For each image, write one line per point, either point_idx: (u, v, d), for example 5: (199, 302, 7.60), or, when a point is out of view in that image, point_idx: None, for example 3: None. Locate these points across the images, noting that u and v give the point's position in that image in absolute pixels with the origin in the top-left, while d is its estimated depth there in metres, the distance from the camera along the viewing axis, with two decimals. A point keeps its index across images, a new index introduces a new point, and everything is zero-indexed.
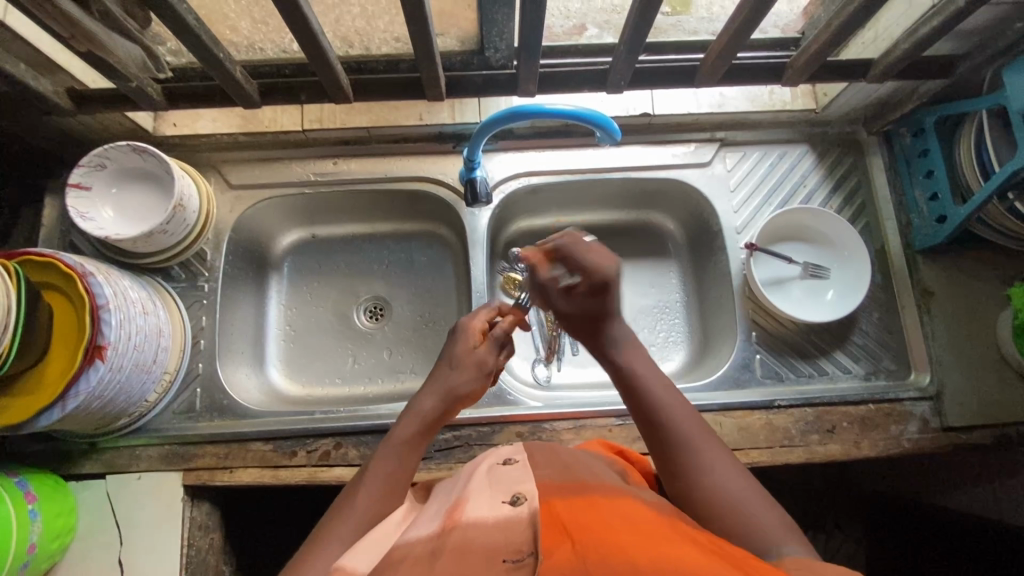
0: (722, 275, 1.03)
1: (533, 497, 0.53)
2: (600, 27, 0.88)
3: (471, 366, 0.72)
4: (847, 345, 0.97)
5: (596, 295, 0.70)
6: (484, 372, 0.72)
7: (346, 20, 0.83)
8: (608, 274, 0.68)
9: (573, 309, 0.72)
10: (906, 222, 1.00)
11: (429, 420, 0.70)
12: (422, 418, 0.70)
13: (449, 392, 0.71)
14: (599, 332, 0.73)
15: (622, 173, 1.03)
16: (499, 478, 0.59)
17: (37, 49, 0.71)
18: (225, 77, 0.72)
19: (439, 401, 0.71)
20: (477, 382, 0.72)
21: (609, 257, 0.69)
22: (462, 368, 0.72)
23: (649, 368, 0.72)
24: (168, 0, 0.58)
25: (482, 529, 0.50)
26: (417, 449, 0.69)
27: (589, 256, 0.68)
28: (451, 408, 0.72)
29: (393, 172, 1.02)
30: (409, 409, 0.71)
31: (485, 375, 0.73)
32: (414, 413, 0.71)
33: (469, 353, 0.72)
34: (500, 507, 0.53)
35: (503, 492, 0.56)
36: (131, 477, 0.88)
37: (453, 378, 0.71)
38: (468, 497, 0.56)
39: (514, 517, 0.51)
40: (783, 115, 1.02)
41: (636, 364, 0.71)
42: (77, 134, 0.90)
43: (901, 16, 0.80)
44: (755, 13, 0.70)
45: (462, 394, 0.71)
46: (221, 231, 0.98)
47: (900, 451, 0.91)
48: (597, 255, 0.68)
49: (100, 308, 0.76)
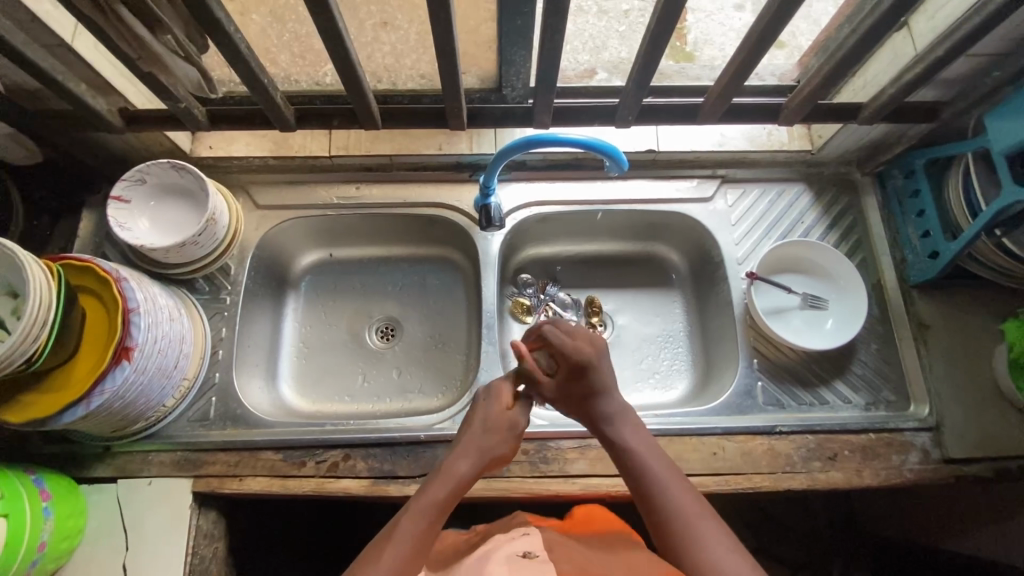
0: (723, 304, 1.06)
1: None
2: (608, 72, 0.95)
3: (502, 427, 0.77)
4: (846, 375, 0.99)
5: (576, 377, 0.78)
6: (516, 432, 0.78)
7: (377, 57, 0.90)
8: (587, 359, 0.77)
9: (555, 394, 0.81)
10: (901, 258, 1.04)
11: (462, 482, 0.71)
12: (454, 483, 0.71)
13: (477, 454, 0.74)
14: (591, 411, 0.78)
15: (628, 206, 1.09)
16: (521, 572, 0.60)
17: (97, 72, 0.78)
18: (267, 101, 0.78)
19: (471, 463, 0.73)
20: (508, 443, 0.77)
21: (589, 345, 0.79)
22: (496, 434, 0.77)
23: (646, 446, 0.74)
24: (226, 29, 0.65)
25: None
26: (444, 512, 0.69)
27: (574, 342, 0.79)
28: (480, 470, 0.74)
29: (412, 198, 1.08)
30: (441, 471, 0.72)
31: (515, 434, 0.78)
32: (445, 476, 0.72)
33: (506, 418, 0.78)
34: None
35: None
36: (141, 482, 0.89)
37: (485, 441, 0.75)
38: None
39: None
40: (780, 155, 1.09)
41: (629, 439, 0.75)
42: (120, 151, 0.97)
43: (888, 65, 0.86)
44: (752, 56, 0.76)
45: (496, 455, 0.76)
46: (246, 247, 1.03)
47: (901, 481, 0.92)
48: (580, 342, 0.79)
49: (131, 311, 0.79)
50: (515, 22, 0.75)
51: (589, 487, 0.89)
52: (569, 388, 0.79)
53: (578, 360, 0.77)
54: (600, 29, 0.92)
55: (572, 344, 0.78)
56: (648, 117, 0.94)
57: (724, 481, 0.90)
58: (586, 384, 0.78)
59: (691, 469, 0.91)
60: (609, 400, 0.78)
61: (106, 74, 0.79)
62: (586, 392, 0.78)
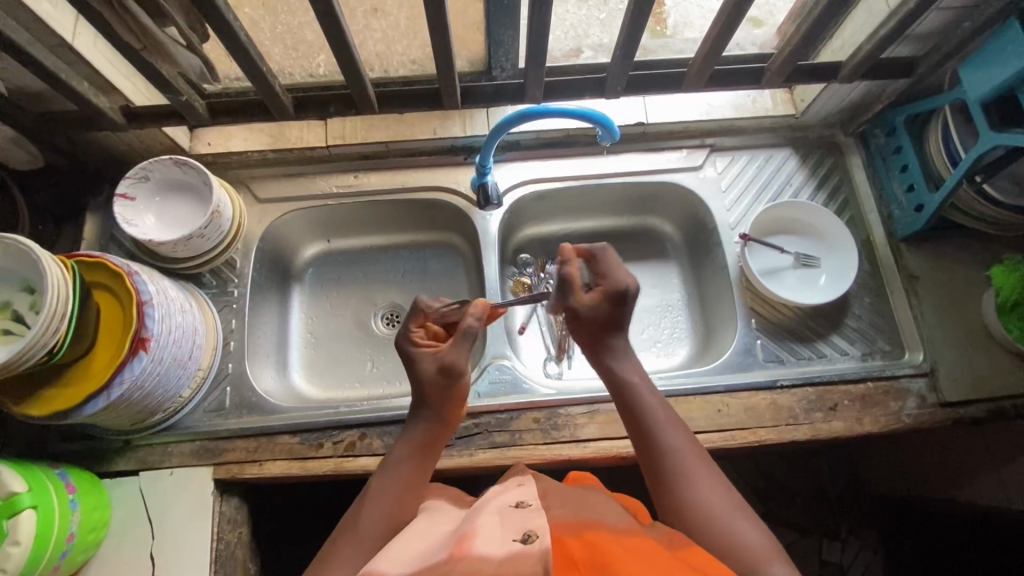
0: (719, 269, 1.09)
1: (544, 535, 0.55)
2: (594, 50, 1.02)
3: (439, 378, 0.74)
4: (841, 329, 1.02)
5: (613, 304, 0.77)
6: (451, 375, 0.73)
7: (368, 44, 0.94)
8: (630, 287, 0.77)
9: (589, 312, 0.77)
10: (887, 214, 1.07)
11: (427, 439, 0.74)
12: (417, 440, 0.74)
13: (428, 407, 0.75)
14: (608, 342, 0.78)
15: (621, 179, 1.11)
16: (510, 514, 0.60)
17: (96, 69, 0.80)
18: (267, 89, 0.80)
19: (427, 422, 0.75)
20: (448, 385, 0.74)
21: (630, 276, 0.78)
22: (432, 389, 0.74)
23: (646, 387, 0.76)
24: (225, 16, 0.67)
25: (488, 565, 0.52)
26: (421, 465, 0.73)
27: (619, 270, 0.78)
28: (437, 424, 0.75)
29: (409, 183, 1.10)
30: (406, 431, 0.75)
31: (452, 377, 0.73)
32: (410, 437, 0.75)
33: (436, 366, 0.73)
34: (510, 544, 0.54)
35: (512, 530, 0.57)
36: (163, 473, 0.91)
37: (427, 394, 0.74)
38: (477, 529, 0.58)
39: (525, 554, 0.53)
40: (766, 121, 1.11)
41: (632, 379, 0.77)
42: (121, 151, 0.98)
43: (863, 25, 0.90)
44: (733, 18, 0.79)
45: (438, 406, 0.74)
46: (250, 240, 1.05)
47: (901, 426, 0.95)
48: (624, 271, 0.78)
49: (145, 303, 0.81)
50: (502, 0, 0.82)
51: (600, 450, 0.92)
52: (597, 312, 0.77)
53: (620, 285, 0.76)
54: (581, 17, 1.03)
55: (614, 274, 0.78)
56: (636, 88, 0.95)
57: (729, 436, 0.93)
58: (614, 315, 0.77)
59: (697, 426, 0.93)
60: (623, 338, 0.79)
61: (106, 72, 0.81)
62: (615, 325, 0.78)
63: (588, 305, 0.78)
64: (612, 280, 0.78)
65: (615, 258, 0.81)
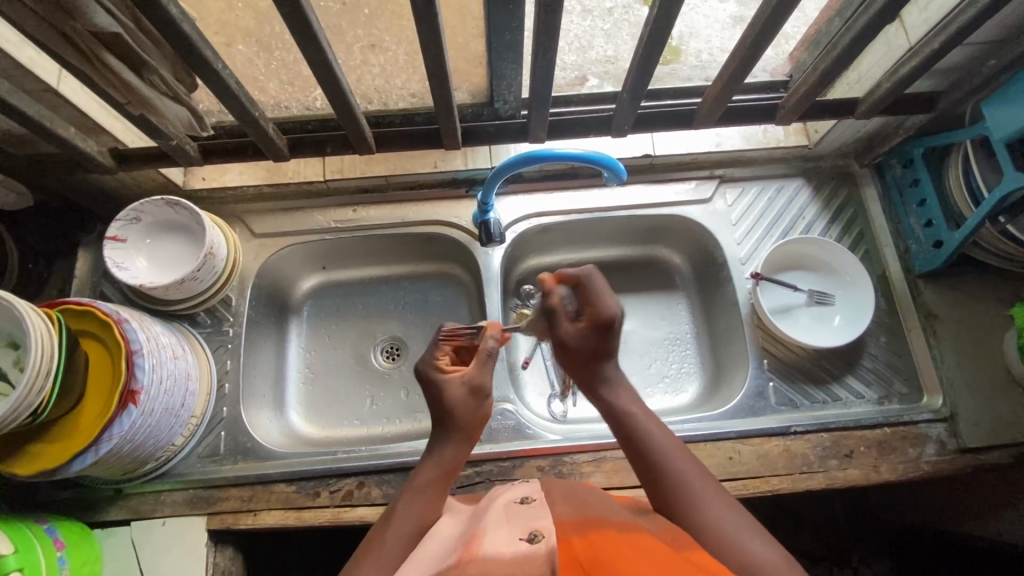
0: (730, 305, 1.06)
1: (551, 535, 0.49)
2: (599, 78, 0.96)
3: (467, 403, 0.67)
4: (857, 370, 0.99)
5: (600, 334, 0.72)
6: (481, 395, 0.68)
7: (366, 79, 0.89)
8: (615, 314, 0.73)
9: (574, 340, 0.73)
10: (904, 249, 1.03)
11: (453, 463, 0.67)
12: (444, 462, 0.67)
13: (454, 432, 0.67)
14: (595, 370, 0.73)
15: (627, 211, 1.08)
16: (516, 513, 0.55)
17: (85, 114, 0.78)
18: (260, 133, 0.78)
19: (458, 444, 0.67)
20: (478, 408, 0.68)
21: (617, 304, 0.74)
22: (461, 414, 0.67)
23: (641, 409, 0.70)
24: (215, 67, 0.64)
25: (496, 564, 0.46)
26: (443, 490, 0.66)
27: (605, 297, 0.73)
28: (469, 442, 0.68)
29: (410, 217, 1.07)
30: (431, 452, 0.68)
31: (475, 394, 0.68)
32: (436, 456, 0.67)
33: (465, 389, 0.67)
34: (517, 544, 0.49)
35: (519, 529, 0.51)
36: (155, 522, 0.89)
37: (456, 418, 0.67)
38: (485, 531, 0.52)
39: (532, 555, 0.47)
40: (777, 152, 1.08)
41: (626, 402, 0.71)
42: (113, 190, 0.96)
43: (882, 59, 0.87)
44: (745, 64, 0.76)
45: (471, 427, 0.68)
46: (245, 277, 1.02)
47: (919, 474, 0.91)
48: (611, 297, 0.73)
49: (135, 353, 0.78)
50: (503, 37, 0.72)
51: None
52: (584, 342, 0.73)
53: (606, 314, 0.72)
54: (585, 28, 1.00)
55: (605, 293, 0.74)
56: (645, 125, 0.93)
57: (741, 486, 0.90)
58: (600, 344, 0.73)
59: None
60: (613, 365, 0.74)
61: (95, 115, 0.79)
62: (600, 350, 0.73)
63: (575, 335, 0.74)
64: (598, 308, 0.73)
65: (605, 281, 0.75)
